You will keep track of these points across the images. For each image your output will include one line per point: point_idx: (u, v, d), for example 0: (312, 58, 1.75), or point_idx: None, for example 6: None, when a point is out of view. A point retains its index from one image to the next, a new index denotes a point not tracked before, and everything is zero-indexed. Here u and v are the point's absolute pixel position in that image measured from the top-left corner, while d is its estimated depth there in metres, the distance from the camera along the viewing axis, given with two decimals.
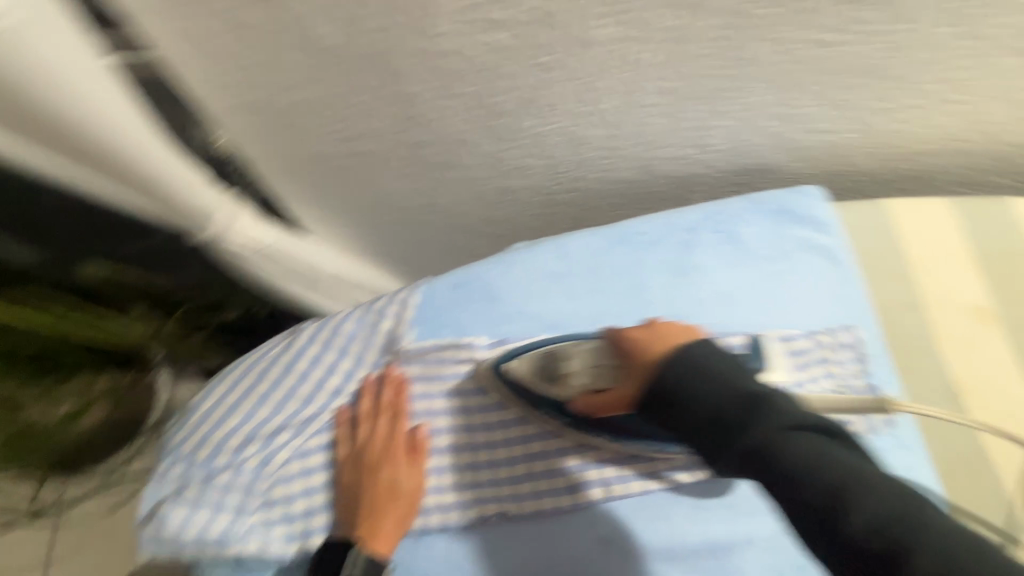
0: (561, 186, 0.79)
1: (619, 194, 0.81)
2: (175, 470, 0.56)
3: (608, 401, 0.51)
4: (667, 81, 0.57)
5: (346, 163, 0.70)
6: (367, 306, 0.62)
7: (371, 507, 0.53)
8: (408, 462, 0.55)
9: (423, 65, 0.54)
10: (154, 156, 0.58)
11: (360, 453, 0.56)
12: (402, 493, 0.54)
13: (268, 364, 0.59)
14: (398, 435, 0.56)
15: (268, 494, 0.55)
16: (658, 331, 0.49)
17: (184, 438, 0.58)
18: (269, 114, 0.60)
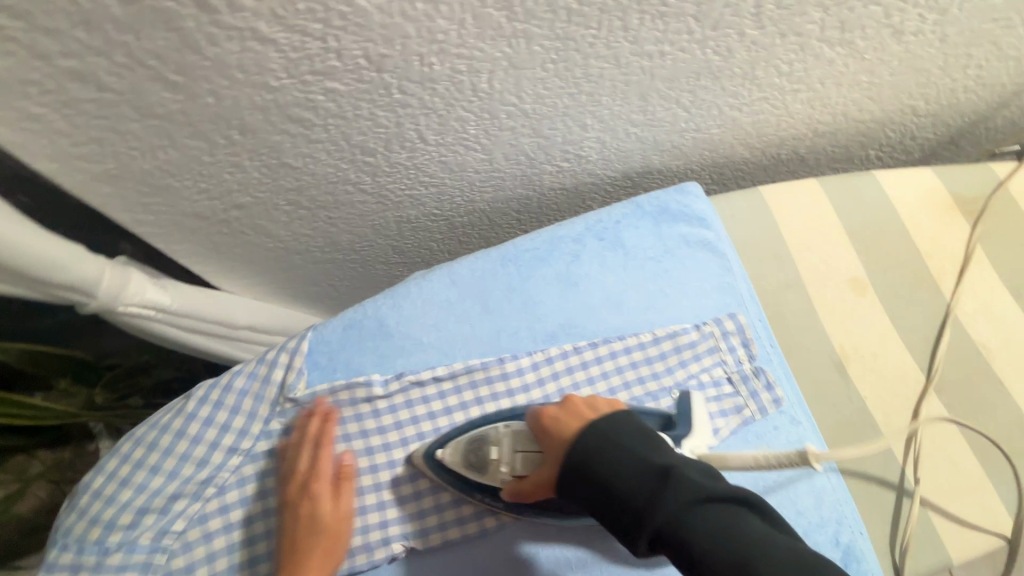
0: (458, 211, 0.80)
1: (517, 212, 0.83)
2: (64, 557, 0.54)
3: (533, 486, 0.52)
4: (521, 103, 0.60)
5: (232, 216, 0.70)
6: (257, 359, 0.61)
7: (295, 541, 0.54)
8: (332, 493, 0.55)
9: (274, 118, 0.55)
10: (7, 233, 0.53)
11: (285, 486, 0.56)
12: (326, 524, 0.54)
13: (157, 433, 0.58)
14: (321, 466, 0.56)
15: (169, 565, 0.54)
16: (571, 406, 0.52)
17: (73, 521, 0.56)
18: (134, 181, 0.59)
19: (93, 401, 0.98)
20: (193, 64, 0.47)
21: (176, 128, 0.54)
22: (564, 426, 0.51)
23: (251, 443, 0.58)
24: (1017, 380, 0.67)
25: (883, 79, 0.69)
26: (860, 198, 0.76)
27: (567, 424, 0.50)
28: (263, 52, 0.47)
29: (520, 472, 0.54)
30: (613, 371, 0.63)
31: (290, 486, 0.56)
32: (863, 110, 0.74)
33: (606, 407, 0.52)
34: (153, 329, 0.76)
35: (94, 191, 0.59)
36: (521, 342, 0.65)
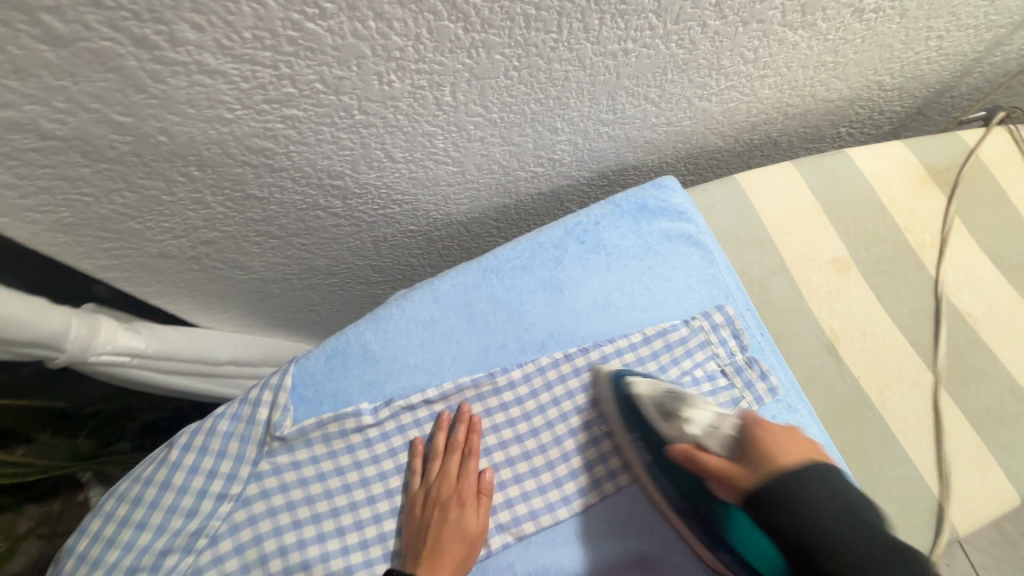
0: (435, 225, 0.79)
1: (495, 220, 0.82)
2: None
3: (713, 467, 0.54)
4: (488, 113, 0.58)
5: (201, 253, 0.68)
6: (241, 399, 0.59)
7: (434, 548, 0.54)
8: (478, 500, 0.57)
9: (233, 150, 0.53)
10: None
11: (430, 490, 0.57)
12: (464, 531, 0.55)
13: (142, 487, 0.56)
14: (467, 472, 0.57)
15: None
16: (793, 436, 0.53)
17: None
18: (93, 227, 0.57)
19: (79, 450, 0.94)
20: (140, 102, 0.45)
21: (129, 170, 0.51)
22: (782, 442, 0.52)
23: (242, 488, 0.56)
24: (1005, 346, 0.68)
25: (848, 57, 0.68)
26: (837, 177, 0.76)
27: (788, 446, 0.52)
28: (213, 85, 0.45)
29: (705, 446, 0.57)
30: (606, 375, 0.63)
31: (437, 490, 0.56)
32: (832, 89, 0.74)
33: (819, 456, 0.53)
34: (131, 376, 0.73)
35: (52, 243, 0.57)
36: (512, 355, 0.63)
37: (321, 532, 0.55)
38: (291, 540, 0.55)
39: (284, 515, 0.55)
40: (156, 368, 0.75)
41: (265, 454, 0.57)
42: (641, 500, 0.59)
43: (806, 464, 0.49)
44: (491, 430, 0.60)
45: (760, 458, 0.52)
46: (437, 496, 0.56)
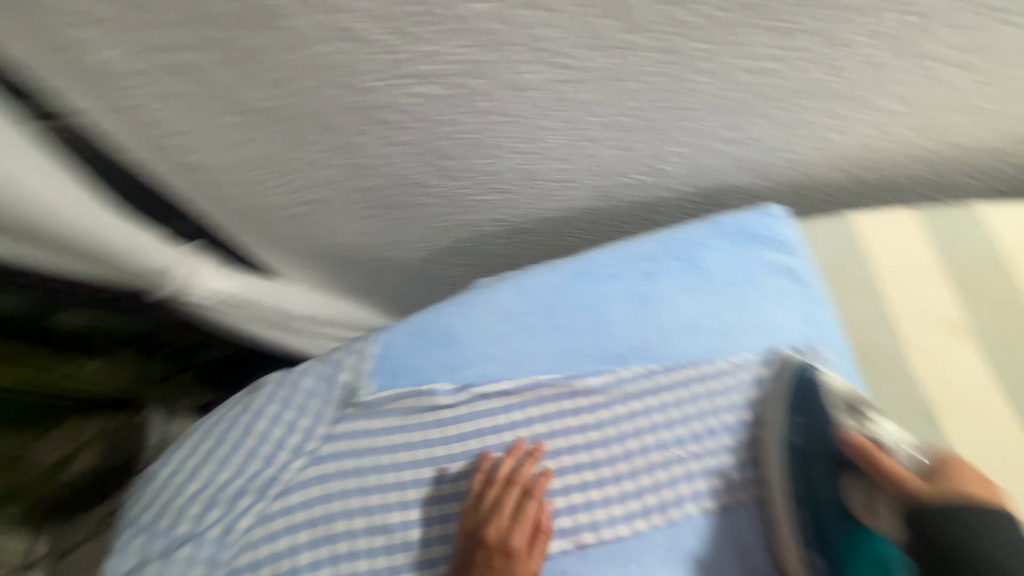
0: (524, 218, 0.78)
1: (586, 222, 0.80)
2: (138, 540, 0.56)
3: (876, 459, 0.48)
4: (610, 116, 0.57)
5: (301, 211, 0.70)
6: (327, 360, 0.61)
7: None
8: (529, 545, 0.54)
9: (358, 118, 0.53)
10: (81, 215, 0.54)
11: (482, 524, 0.55)
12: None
13: (229, 425, 0.59)
14: (525, 512, 0.55)
15: (233, 563, 0.54)
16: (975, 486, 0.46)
17: (146, 505, 0.57)
18: (213, 171, 0.59)
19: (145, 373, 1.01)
20: (287, 60, 0.46)
21: (259, 123, 0.53)
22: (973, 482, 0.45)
23: (316, 446, 0.58)
24: None
25: (1005, 107, 0.63)
26: (967, 236, 0.71)
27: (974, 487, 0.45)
28: (359, 53, 0.45)
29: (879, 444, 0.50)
30: (688, 398, 0.60)
31: (488, 527, 0.55)
32: (982, 140, 0.68)
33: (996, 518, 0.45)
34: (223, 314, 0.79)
35: (173, 180, 0.60)
36: (592, 361, 0.62)
37: (385, 501, 0.57)
38: (355, 507, 0.56)
39: (353, 478, 0.57)
40: (242, 312, 0.81)
41: (342, 415, 0.59)
42: (707, 533, 0.55)
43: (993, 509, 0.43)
44: (562, 434, 0.59)
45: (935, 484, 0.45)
46: (488, 535, 0.54)
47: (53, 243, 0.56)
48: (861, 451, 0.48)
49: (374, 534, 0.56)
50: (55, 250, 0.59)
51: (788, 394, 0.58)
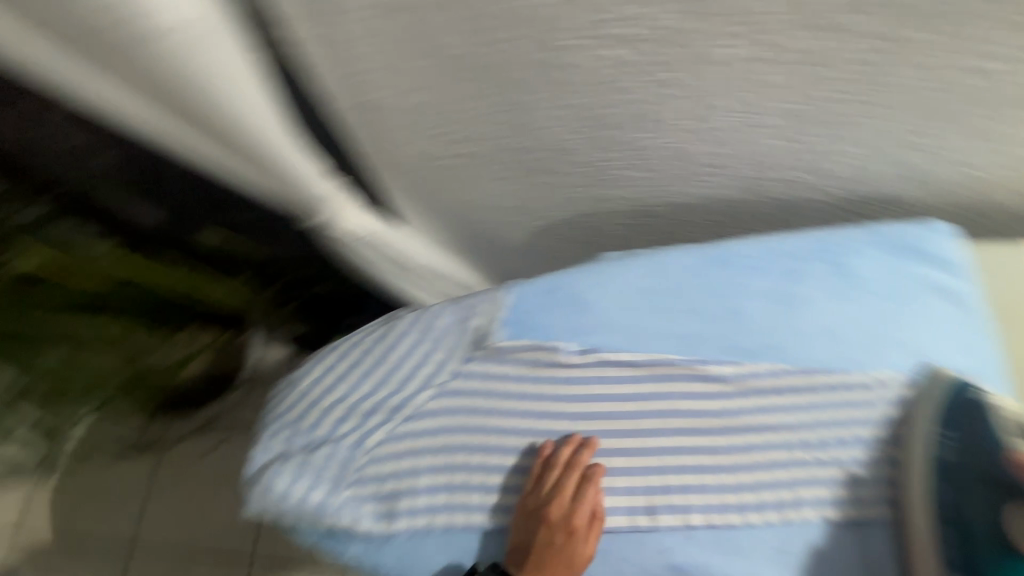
0: (656, 201, 0.78)
1: (718, 214, 0.79)
2: (281, 434, 0.60)
3: None
4: (789, 103, 0.55)
5: (449, 163, 0.73)
6: (461, 302, 0.63)
7: (539, 560, 0.56)
8: (587, 529, 0.57)
9: (539, 76, 0.55)
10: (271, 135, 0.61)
11: (541, 505, 0.57)
12: (573, 555, 0.56)
13: (365, 347, 0.61)
14: (584, 498, 0.57)
15: (362, 472, 0.58)
16: None
17: (289, 404, 0.61)
18: (388, 110, 0.63)
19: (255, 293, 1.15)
20: (497, 10, 0.47)
21: (447, 70, 0.56)
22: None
23: (446, 380, 0.60)
24: None
25: None
26: None
27: None
28: (566, 10, 0.46)
29: None
30: (817, 405, 0.59)
31: (548, 509, 0.57)
32: None
33: None
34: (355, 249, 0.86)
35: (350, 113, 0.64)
36: (720, 349, 0.61)
37: (503, 444, 0.59)
38: (488, 442, 0.59)
39: (475, 418, 0.59)
40: (372, 250, 0.87)
41: (473, 356, 0.61)
42: (815, 538, 0.56)
43: None
44: (680, 414, 0.60)
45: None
46: (551, 516, 0.56)
47: (227, 139, 0.59)
48: None
49: (504, 471, 0.59)
50: (216, 145, 0.62)
51: (941, 406, 0.55)
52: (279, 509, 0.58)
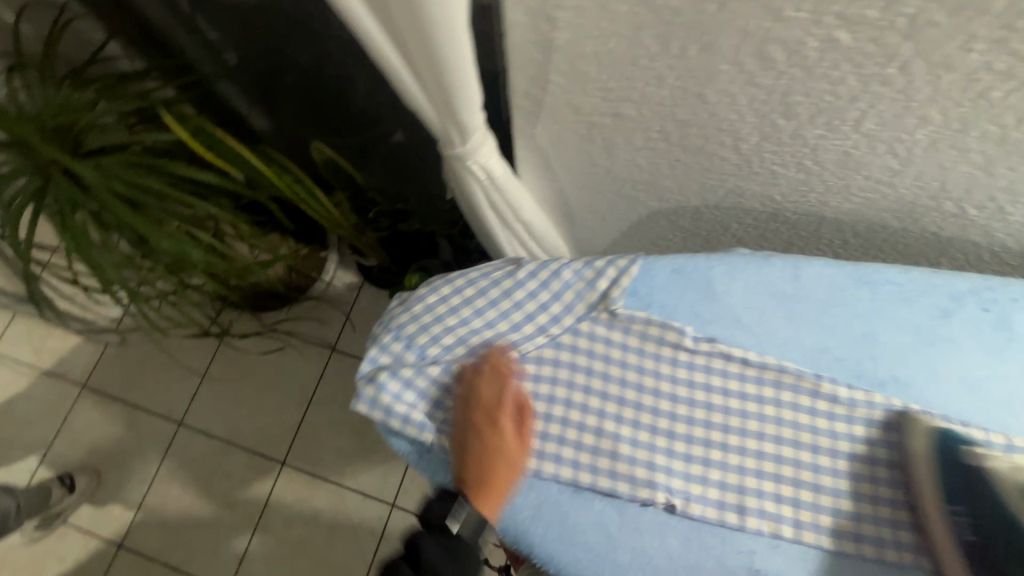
0: (794, 206, 0.75)
1: (855, 233, 0.76)
2: (395, 345, 0.61)
3: None
4: (1005, 129, 0.51)
5: (598, 121, 0.71)
6: (588, 261, 0.63)
7: (479, 465, 0.58)
8: (514, 437, 0.59)
9: (742, 48, 0.52)
10: (461, 77, 0.59)
11: (468, 414, 0.60)
12: (506, 453, 0.59)
13: (490, 283, 0.63)
14: (495, 399, 0.59)
15: (464, 399, 0.60)
16: None
17: (407, 319, 0.62)
18: (560, 56, 0.61)
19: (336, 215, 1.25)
20: None
21: (645, 23, 0.53)
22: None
23: (560, 333, 0.61)
24: None
25: None
26: None
27: None
28: None
29: None
30: None
31: (473, 415, 0.60)
32: None
33: None
34: (474, 190, 0.85)
35: (521, 51, 0.63)
36: (843, 372, 0.59)
37: (603, 408, 0.60)
38: (591, 404, 0.60)
39: (580, 376, 0.60)
40: (491, 195, 0.86)
41: (590, 317, 0.62)
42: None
43: None
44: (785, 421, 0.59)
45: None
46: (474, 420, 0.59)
47: (429, 70, 0.59)
48: None
49: (599, 433, 0.59)
50: (422, 79, 0.63)
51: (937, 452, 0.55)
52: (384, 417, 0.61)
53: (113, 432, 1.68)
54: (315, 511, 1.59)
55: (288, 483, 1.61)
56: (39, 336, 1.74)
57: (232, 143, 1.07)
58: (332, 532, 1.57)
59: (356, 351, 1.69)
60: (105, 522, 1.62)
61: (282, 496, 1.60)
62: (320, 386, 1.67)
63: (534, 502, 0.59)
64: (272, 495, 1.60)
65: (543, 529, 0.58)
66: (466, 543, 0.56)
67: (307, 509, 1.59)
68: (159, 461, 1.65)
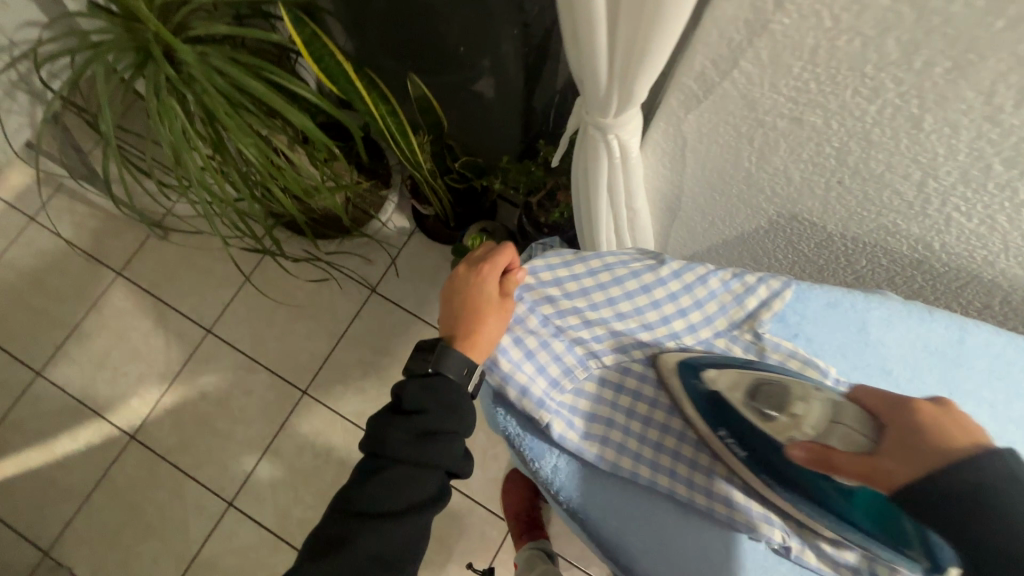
0: (943, 258, 0.70)
1: (997, 295, 0.71)
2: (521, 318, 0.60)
3: (845, 458, 0.50)
4: None
5: (771, 121, 0.64)
6: (738, 273, 0.60)
7: (466, 321, 0.58)
8: (508, 291, 0.59)
9: (1001, 79, 0.46)
10: (657, 43, 0.52)
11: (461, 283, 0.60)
12: (491, 311, 0.58)
13: (628, 273, 0.60)
14: (494, 268, 0.59)
15: (580, 383, 0.63)
16: (918, 411, 0.49)
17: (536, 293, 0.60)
18: (766, 42, 0.55)
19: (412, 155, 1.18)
20: None
21: (898, 28, 0.46)
22: (929, 406, 0.49)
23: (691, 343, 0.61)
24: None
25: None
26: None
27: (933, 428, 0.47)
28: None
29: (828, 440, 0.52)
30: None
31: (464, 282, 0.59)
32: None
33: (934, 432, 0.47)
34: (600, 167, 0.77)
35: (718, 28, 0.56)
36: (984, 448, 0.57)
37: None
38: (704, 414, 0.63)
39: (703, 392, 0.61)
40: (614, 177, 0.79)
41: (730, 333, 0.61)
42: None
43: (918, 452, 0.46)
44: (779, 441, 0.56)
45: (911, 441, 0.47)
46: (466, 282, 0.59)
47: (627, 26, 0.52)
48: (814, 456, 0.52)
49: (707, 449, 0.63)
50: (612, 25, 0.53)
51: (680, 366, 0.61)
52: (500, 382, 0.60)
53: (142, 324, 1.65)
54: (328, 446, 1.57)
55: (306, 412, 1.60)
56: (82, 214, 1.70)
57: (334, 63, 0.99)
58: (342, 469, 1.56)
59: (395, 297, 1.65)
60: (121, 411, 1.60)
61: (297, 423, 1.59)
62: (353, 324, 1.64)
63: (628, 493, 0.63)
64: (288, 421, 1.59)
65: (630, 528, 0.63)
66: (449, 381, 0.58)
67: (320, 442, 1.58)
68: (180, 365, 1.63)
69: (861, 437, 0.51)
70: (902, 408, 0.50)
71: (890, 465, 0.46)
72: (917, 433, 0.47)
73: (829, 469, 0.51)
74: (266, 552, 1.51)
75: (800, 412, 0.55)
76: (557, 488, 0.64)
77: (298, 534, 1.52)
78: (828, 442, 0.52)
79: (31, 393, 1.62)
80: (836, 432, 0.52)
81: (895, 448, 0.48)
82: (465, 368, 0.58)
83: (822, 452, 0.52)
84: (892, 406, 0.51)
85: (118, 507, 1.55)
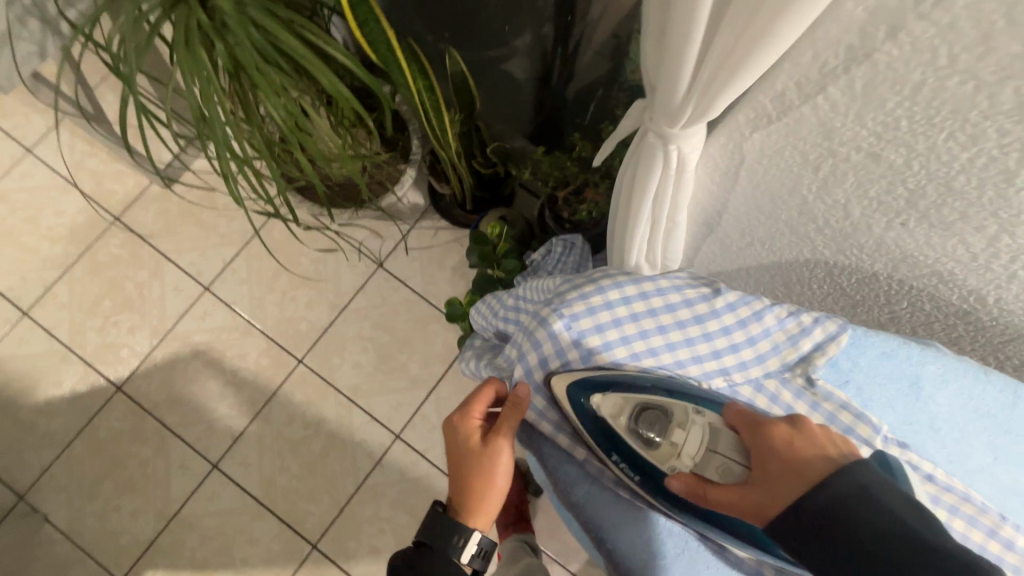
0: (987, 311, 0.70)
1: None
2: (565, 337, 0.61)
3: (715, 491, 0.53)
4: None
5: (847, 154, 0.61)
6: (794, 312, 0.61)
7: (473, 488, 0.65)
8: (487, 443, 0.65)
9: None
10: (753, 63, 0.49)
11: (456, 457, 0.67)
12: (487, 467, 0.65)
13: (682, 301, 0.62)
14: (472, 435, 0.66)
15: None
16: (770, 436, 0.52)
17: (585, 316, 0.61)
18: (867, 71, 0.51)
19: (438, 134, 1.12)
20: None
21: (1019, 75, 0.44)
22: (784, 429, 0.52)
23: (741, 382, 0.61)
24: None
25: None
26: None
27: (783, 452, 0.50)
28: None
29: (704, 473, 0.55)
30: None
31: (459, 454, 0.67)
32: None
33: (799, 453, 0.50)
34: (650, 177, 0.73)
35: (812, 56, 0.52)
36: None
37: None
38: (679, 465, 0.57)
39: None
40: (662, 189, 0.75)
41: (780, 377, 0.61)
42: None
43: (778, 479, 0.49)
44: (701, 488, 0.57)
45: (773, 469, 0.50)
46: (459, 456, 0.67)
47: (727, 38, 0.49)
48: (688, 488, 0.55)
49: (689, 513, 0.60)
50: (709, 36, 0.50)
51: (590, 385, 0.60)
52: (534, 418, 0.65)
53: (138, 275, 1.59)
54: (319, 417, 1.54)
55: (300, 381, 1.56)
56: (82, 152, 1.62)
57: (376, 30, 0.93)
58: (331, 443, 1.53)
59: (401, 275, 1.61)
60: (109, 361, 1.56)
61: (290, 391, 1.55)
62: (356, 298, 1.60)
63: (631, 514, 0.63)
64: (281, 388, 1.56)
65: (625, 545, 0.63)
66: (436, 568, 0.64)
67: (312, 412, 1.54)
68: (174, 321, 1.58)
69: (733, 465, 0.54)
70: (760, 431, 0.53)
71: (760, 498, 0.50)
72: (774, 459, 0.50)
73: (702, 500, 0.54)
74: (248, 517, 1.49)
75: (680, 440, 0.57)
76: (584, 514, 0.64)
77: (281, 502, 1.50)
78: (705, 475, 0.55)
79: (16, 333, 1.56)
80: (711, 463, 0.55)
81: (762, 475, 0.51)
82: (457, 536, 0.63)
83: (691, 476, 0.55)
84: (752, 426, 0.54)
85: (100, 458, 1.51)
